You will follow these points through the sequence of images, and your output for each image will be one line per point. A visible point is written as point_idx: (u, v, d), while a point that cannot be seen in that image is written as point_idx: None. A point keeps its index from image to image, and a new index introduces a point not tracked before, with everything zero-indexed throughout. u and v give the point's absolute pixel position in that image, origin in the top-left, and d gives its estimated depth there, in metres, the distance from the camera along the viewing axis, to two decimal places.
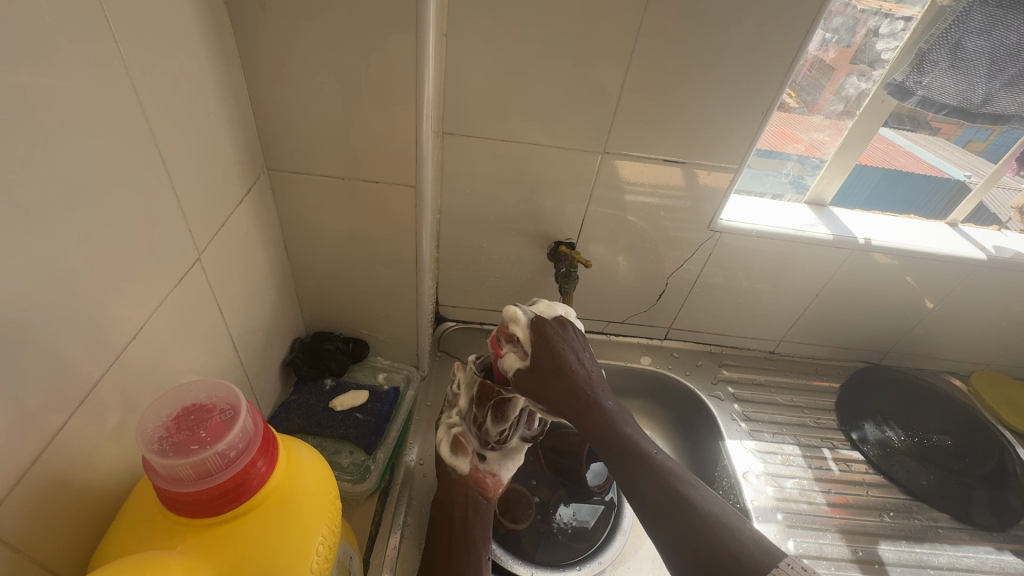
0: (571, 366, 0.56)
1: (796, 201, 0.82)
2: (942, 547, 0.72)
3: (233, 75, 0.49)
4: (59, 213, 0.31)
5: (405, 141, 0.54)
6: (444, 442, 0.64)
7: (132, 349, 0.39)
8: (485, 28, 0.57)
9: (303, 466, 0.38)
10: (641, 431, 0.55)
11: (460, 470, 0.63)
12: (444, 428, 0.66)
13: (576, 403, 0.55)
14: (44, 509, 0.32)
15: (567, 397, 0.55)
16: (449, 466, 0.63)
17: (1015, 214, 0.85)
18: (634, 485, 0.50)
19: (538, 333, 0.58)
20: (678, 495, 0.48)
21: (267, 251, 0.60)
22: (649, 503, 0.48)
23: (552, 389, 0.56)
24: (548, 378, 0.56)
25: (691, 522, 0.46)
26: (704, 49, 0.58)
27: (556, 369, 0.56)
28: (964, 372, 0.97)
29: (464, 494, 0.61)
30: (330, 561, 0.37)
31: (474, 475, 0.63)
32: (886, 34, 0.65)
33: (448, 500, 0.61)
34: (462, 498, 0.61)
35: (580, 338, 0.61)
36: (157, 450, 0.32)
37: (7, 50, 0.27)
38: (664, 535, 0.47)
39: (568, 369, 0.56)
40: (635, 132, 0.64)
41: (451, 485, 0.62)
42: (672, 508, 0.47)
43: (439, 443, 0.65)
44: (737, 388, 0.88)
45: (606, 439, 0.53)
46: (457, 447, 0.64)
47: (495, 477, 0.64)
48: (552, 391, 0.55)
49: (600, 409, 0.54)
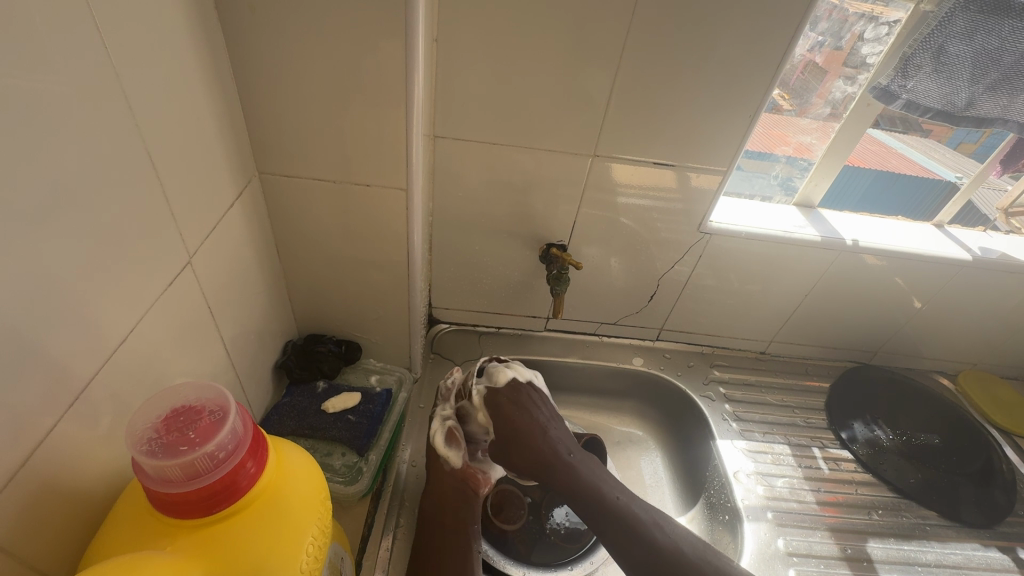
0: (529, 433, 0.61)
1: (786, 203, 0.83)
2: (930, 544, 0.73)
3: (224, 79, 0.49)
4: (48, 215, 0.31)
5: (397, 144, 0.54)
6: (440, 433, 0.63)
7: (123, 351, 0.39)
8: (475, 32, 0.57)
9: (294, 467, 0.39)
10: (603, 474, 0.62)
11: (452, 463, 0.61)
12: (438, 419, 0.64)
13: (543, 466, 0.60)
14: (33, 512, 0.32)
15: (535, 462, 0.60)
16: (443, 459, 0.62)
17: (1001, 215, 0.87)
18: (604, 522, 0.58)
19: (493, 406, 0.62)
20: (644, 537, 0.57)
21: (259, 254, 0.60)
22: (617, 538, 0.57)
23: (518, 453, 0.61)
24: (511, 451, 0.60)
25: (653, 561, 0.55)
26: (691, 51, 0.59)
27: (518, 436, 0.60)
28: (952, 371, 0.98)
29: (457, 488, 0.60)
30: (320, 561, 0.38)
31: (466, 470, 0.62)
32: (871, 38, 0.66)
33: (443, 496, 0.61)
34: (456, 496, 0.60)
35: (537, 395, 0.66)
36: (145, 451, 0.32)
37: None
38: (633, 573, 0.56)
39: (528, 438, 0.61)
40: (625, 134, 0.65)
41: (445, 479, 0.61)
42: (639, 549, 0.56)
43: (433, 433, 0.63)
44: (728, 388, 0.89)
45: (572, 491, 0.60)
46: (451, 439, 0.62)
47: (487, 475, 0.63)
48: (517, 461, 0.60)
49: (563, 458, 0.61)
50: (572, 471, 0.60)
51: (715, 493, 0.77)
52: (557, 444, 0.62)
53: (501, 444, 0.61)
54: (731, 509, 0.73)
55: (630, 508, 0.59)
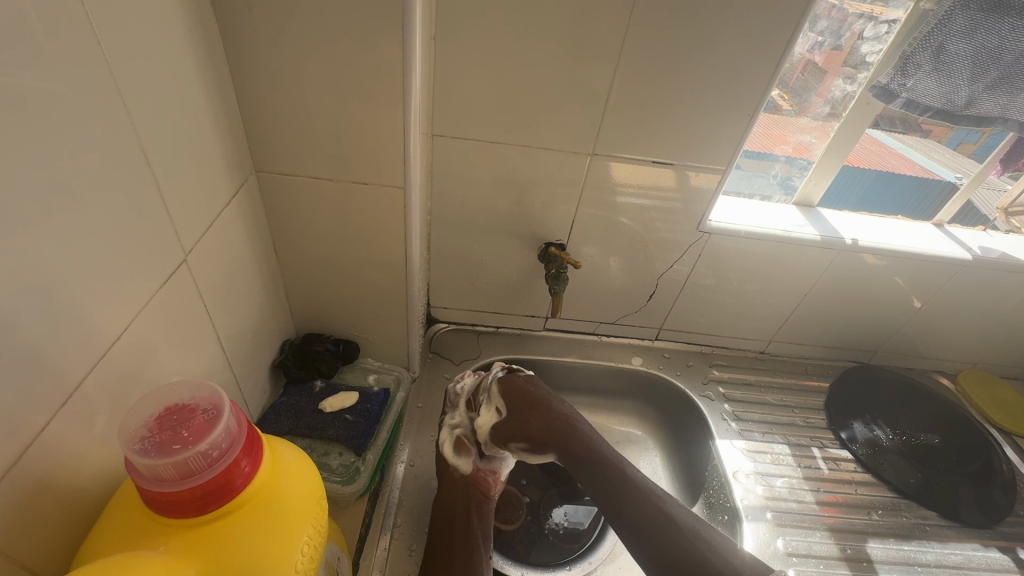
0: (547, 402, 0.64)
1: (785, 202, 0.82)
2: (930, 545, 0.73)
3: (221, 77, 0.49)
4: (42, 213, 0.31)
5: (394, 143, 0.54)
6: (448, 442, 0.66)
7: (117, 349, 0.39)
8: (474, 31, 0.57)
9: (289, 466, 0.38)
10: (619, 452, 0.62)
11: (461, 470, 0.64)
12: (445, 429, 0.68)
13: (559, 432, 0.62)
14: (26, 511, 0.32)
15: (553, 427, 0.62)
16: (452, 467, 0.65)
17: (1001, 214, 0.86)
18: (613, 506, 0.57)
19: (507, 384, 0.66)
20: (660, 507, 0.56)
21: (256, 253, 0.60)
22: (626, 524, 0.55)
23: (537, 418, 0.63)
24: (528, 415, 0.63)
25: (669, 527, 0.54)
26: (691, 50, 0.58)
27: (536, 404, 0.64)
28: (951, 371, 0.98)
29: (468, 493, 0.62)
30: (315, 561, 0.37)
31: (475, 474, 0.64)
32: (870, 37, 0.66)
33: (451, 498, 0.62)
34: (464, 499, 0.62)
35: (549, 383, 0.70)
36: (138, 450, 0.31)
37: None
38: (648, 541, 0.53)
39: (546, 405, 0.64)
40: (624, 133, 0.65)
41: (454, 483, 0.63)
42: (654, 516, 0.55)
43: (441, 442, 0.67)
44: (727, 388, 0.89)
45: (588, 458, 0.60)
46: (459, 447, 0.66)
47: (497, 476, 0.65)
48: (534, 425, 0.62)
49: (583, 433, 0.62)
50: (588, 439, 0.62)
51: (714, 493, 0.76)
52: (573, 417, 0.64)
53: (518, 411, 0.64)
54: (730, 509, 0.73)
55: (647, 483, 0.58)
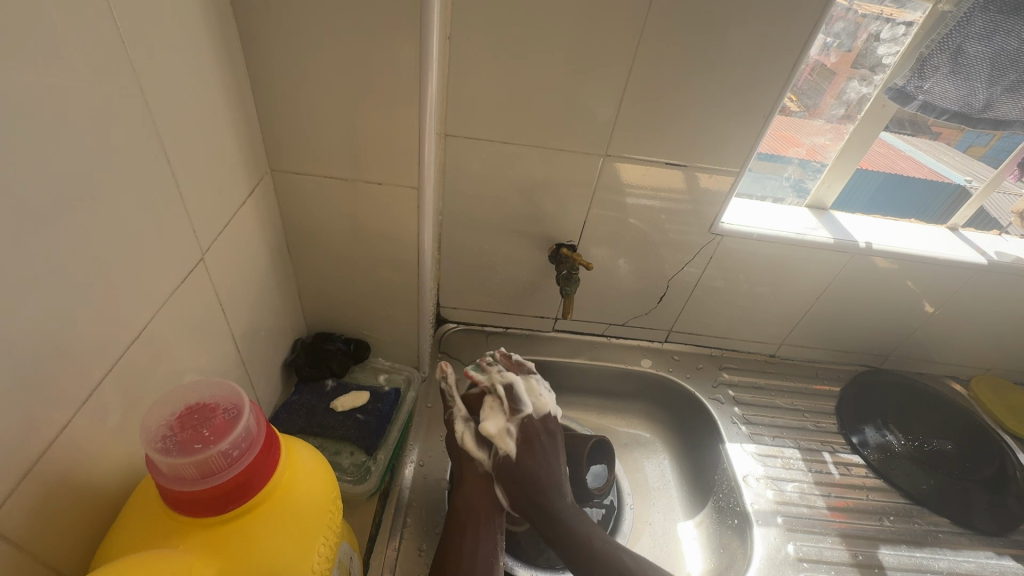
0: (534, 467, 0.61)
1: (798, 205, 0.82)
2: (942, 551, 0.72)
3: (238, 75, 0.49)
4: (67, 211, 0.31)
5: (408, 143, 0.54)
6: (467, 434, 0.63)
7: (135, 347, 0.39)
8: (487, 29, 0.57)
9: (306, 466, 0.38)
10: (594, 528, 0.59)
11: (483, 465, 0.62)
12: (460, 422, 0.65)
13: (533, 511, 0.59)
14: (48, 508, 0.32)
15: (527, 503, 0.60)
16: (476, 460, 0.62)
17: (1016, 219, 0.85)
18: None
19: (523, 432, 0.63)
20: None
21: (270, 253, 0.60)
22: None
23: (517, 487, 0.60)
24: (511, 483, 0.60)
25: None
26: (706, 52, 0.58)
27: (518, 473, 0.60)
28: (964, 376, 0.97)
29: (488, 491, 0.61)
30: (330, 561, 0.38)
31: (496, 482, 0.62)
32: (887, 39, 0.65)
33: (471, 504, 0.60)
34: (486, 498, 0.61)
35: (552, 433, 0.65)
36: (160, 449, 0.32)
37: (5, 45, 0.26)
38: None
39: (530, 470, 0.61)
40: (637, 133, 0.65)
41: (477, 481, 0.62)
42: None
43: (461, 435, 0.64)
44: (738, 391, 0.88)
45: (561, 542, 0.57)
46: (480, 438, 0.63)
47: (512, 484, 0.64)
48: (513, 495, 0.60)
49: (552, 508, 0.59)
50: (559, 514, 0.59)
51: (725, 496, 0.76)
52: (551, 485, 0.61)
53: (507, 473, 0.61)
54: (741, 513, 0.72)
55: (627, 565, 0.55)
